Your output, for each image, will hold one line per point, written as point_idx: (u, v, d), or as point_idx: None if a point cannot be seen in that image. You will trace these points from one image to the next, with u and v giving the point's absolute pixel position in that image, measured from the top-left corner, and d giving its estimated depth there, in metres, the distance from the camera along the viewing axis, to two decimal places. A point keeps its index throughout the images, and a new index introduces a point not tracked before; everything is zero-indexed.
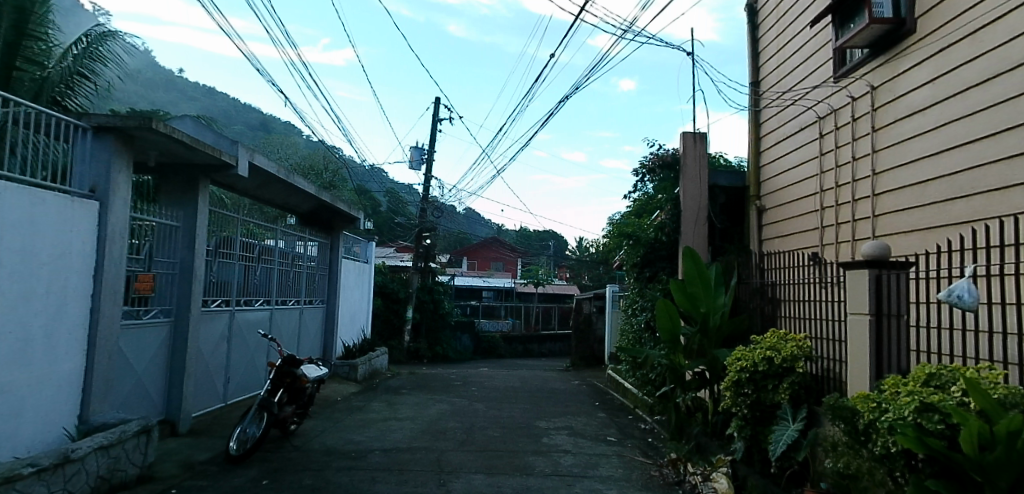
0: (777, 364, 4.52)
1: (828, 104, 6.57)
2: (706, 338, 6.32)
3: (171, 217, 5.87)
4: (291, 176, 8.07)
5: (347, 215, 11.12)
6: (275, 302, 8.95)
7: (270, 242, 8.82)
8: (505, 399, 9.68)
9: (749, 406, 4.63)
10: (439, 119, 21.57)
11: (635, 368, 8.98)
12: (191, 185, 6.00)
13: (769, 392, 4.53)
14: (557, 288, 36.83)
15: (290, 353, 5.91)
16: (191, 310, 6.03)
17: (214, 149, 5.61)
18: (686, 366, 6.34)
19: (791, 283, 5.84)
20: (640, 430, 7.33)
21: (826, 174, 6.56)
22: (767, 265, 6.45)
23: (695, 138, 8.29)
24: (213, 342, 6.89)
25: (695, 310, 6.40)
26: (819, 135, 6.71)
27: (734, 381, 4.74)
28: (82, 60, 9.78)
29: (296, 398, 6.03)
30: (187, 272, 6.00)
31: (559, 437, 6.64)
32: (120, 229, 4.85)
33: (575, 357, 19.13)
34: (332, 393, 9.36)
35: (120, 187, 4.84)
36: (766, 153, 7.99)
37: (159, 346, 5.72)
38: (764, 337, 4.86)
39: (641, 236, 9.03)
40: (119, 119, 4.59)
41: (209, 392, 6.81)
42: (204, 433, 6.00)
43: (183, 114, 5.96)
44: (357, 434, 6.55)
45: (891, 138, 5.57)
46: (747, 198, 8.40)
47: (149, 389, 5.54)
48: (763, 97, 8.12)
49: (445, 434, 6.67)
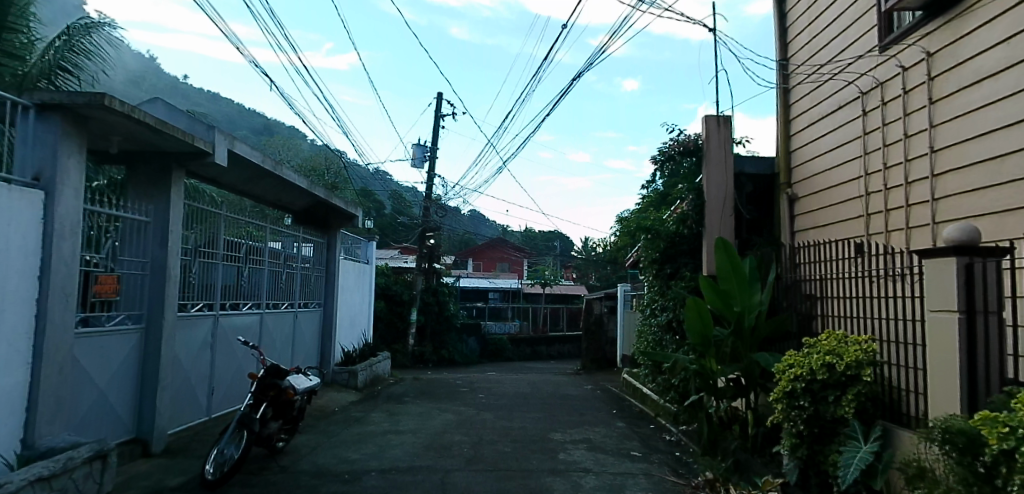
0: (839, 373, 3.84)
1: (873, 76, 5.87)
2: (741, 341, 5.65)
3: (140, 212, 5.24)
4: (281, 168, 7.46)
5: (344, 212, 10.47)
6: (266, 305, 8.32)
7: (259, 241, 8.17)
8: (515, 407, 9.01)
9: (805, 421, 3.96)
10: (442, 115, 20.97)
11: (655, 373, 8.33)
12: (163, 177, 5.38)
13: (829, 405, 3.87)
14: (565, 288, 36.13)
15: (274, 363, 5.24)
16: (166, 315, 5.38)
17: (186, 134, 4.98)
18: (718, 372, 5.68)
19: (841, 277, 5.17)
20: (665, 442, 6.67)
21: (872, 155, 5.87)
22: (809, 260, 5.78)
23: (719, 121, 7.56)
24: (195, 350, 6.26)
25: (729, 309, 5.73)
26: (863, 113, 6.02)
27: (786, 392, 4.07)
28: (64, 54, 9.25)
29: (283, 413, 5.37)
30: (160, 273, 5.36)
31: (577, 453, 5.96)
32: (73, 222, 4.20)
33: (585, 359, 18.41)
34: (329, 403, 8.73)
35: (71, 173, 4.18)
36: (798, 135, 7.29)
37: (126, 357, 5.05)
38: (820, 340, 4.20)
39: (660, 229, 8.33)
40: (66, 95, 3.95)
41: (190, 405, 6.17)
42: (181, 452, 5.36)
43: (154, 96, 5.35)
44: (353, 451, 5.90)
45: (953, 110, 4.86)
46: (777, 186, 7.71)
47: (114, 405, 4.88)
48: (793, 74, 7.43)
49: (450, 450, 6.00)
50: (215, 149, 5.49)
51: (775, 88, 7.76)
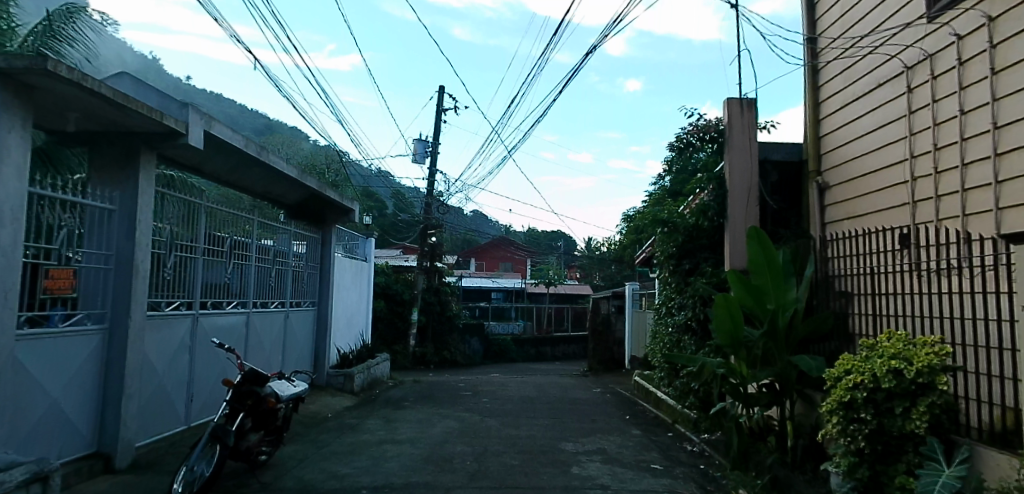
0: (909, 381, 3.26)
1: (921, 48, 5.23)
2: (774, 343, 5.08)
3: (103, 199, 4.69)
4: (267, 154, 6.77)
5: (339, 206, 9.87)
6: (252, 305, 7.74)
7: (245, 235, 7.54)
8: (521, 413, 8.43)
9: (866, 438, 3.38)
10: (444, 109, 20.47)
11: (672, 377, 7.76)
12: (130, 161, 4.82)
13: (896, 419, 3.28)
14: (569, 288, 35.55)
15: (253, 368, 4.62)
16: (132, 316, 4.81)
17: (152, 110, 4.40)
18: (750, 378, 5.10)
19: (897, 271, 4.58)
20: (687, 453, 6.09)
21: (919, 135, 5.24)
22: (852, 252, 5.21)
23: (742, 104, 6.96)
24: (170, 353, 5.69)
25: (761, 307, 5.14)
26: (908, 89, 5.39)
27: (842, 403, 3.49)
28: (43, 39, 8.59)
29: (265, 424, 4.81)
30: (126, 267, 4.80)
31: (592, 467, 5.38)
32: (14, 206, 3.62)
33: (592, 360, 17.69)
34: (323, 409, 8.17)
35: (11, 150, 3.61)
36: (829, 118, 6.69)
37: (85, 361, 4.49)
38: (881, 342, 3.63)
39: (677, 222, 7.72)
40: (3, 59, 3.40)
41: (165, 413, 5.62)
42: (149, 468, 4.79)
43: (120, 71, 4.81)
44: (344, 464, 5.32)
45: (1019, 79, 4.18)
46: (804, 174, 7.15)
47: (70, 417, 4.31)
48: (823, 52, 6.80)
49: (452, 463, 5.41)
50: (189, 129, 4.91)
51: (803, 68, 7.12)
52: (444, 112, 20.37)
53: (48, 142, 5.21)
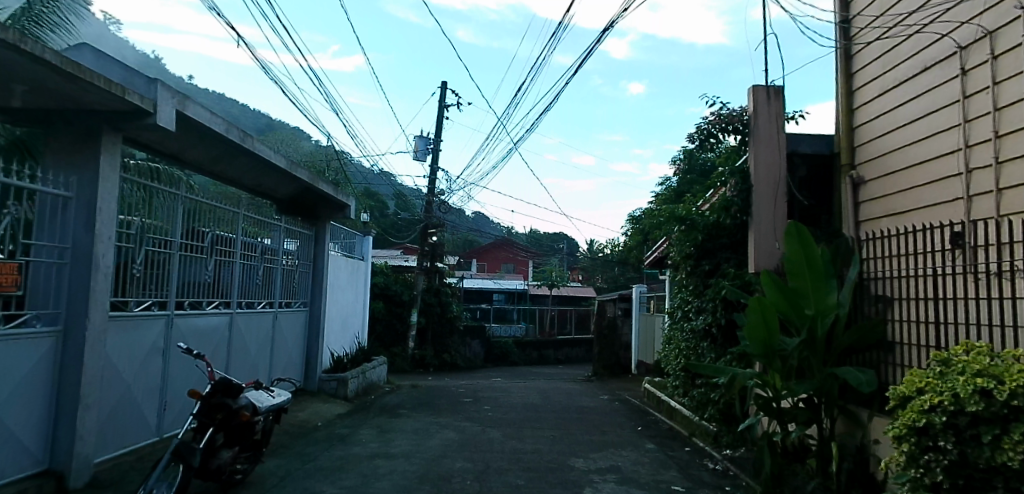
0: (1000, 403, 2.70)
1: (980, 24, 4.64)
2: (812, 353, 4.55)
3: (57, 185, 4.16)
4: (251, 141, 6.21)
5: (335, 201, 9.28)
6: (236, 305, 7.19)
7: (230, 231, 6.95)
8: (525, 423, 7.88)
9: (944, 471, 2.82)
10: (445, 105, 19.95)
11: (688, 386, 7.23)
12: (90, 143, 4.29)
13: (982, 449, 2.72)
14: (573, 291, 34.99)
15: (224, 377, 4.03)
16: (91, 318, 4.26)
17: (111, 84, 3.86)
18: (786, 391, 4.56)
19: (957, 274, 4.00)
20: (709, 471, 5.55)
21: (976, 121, 4.63)
22: (896, 252, 4.65)
23: (768, 92, 6.34)
24: (139, 359, 5.15)
25: (798, 312, 4.60)
26: (962, 71, 4.80)
27: (914, 428, 2.94)
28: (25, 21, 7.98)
29: (240, 439, 4.28)
30: (83, 261, 4.27)
31: (606, 487, 4.84)
32: None
33: (598, 366, 17.12)
34: (312, 416, 7.64)
35: None
36: (866, 107, 6.14)
37: (35, 367, 3.95)
38: (958, 355, 3.09)
39: (697, 220, 7.16)
40: None
41: (133, 423, 5.09)
42: (110, 488, 4.26)
43: (81, 42, 4.30)
44: (329, 484, 4.77)
45: None
46: (836, 168, 6.59)
47: (14, 431, 3.77)
48: (860, 35, 6.21)
49: (449, 482, 4.86)
50: (157, 108, 4.38)
51: (837, 54, 6.54)
52: (445, 108, 19.85)
53: (26, 133, 4.68)
